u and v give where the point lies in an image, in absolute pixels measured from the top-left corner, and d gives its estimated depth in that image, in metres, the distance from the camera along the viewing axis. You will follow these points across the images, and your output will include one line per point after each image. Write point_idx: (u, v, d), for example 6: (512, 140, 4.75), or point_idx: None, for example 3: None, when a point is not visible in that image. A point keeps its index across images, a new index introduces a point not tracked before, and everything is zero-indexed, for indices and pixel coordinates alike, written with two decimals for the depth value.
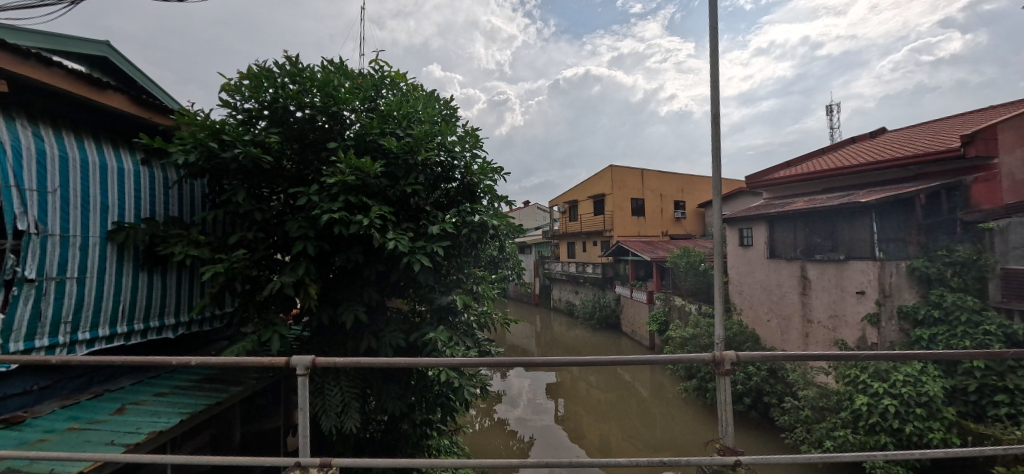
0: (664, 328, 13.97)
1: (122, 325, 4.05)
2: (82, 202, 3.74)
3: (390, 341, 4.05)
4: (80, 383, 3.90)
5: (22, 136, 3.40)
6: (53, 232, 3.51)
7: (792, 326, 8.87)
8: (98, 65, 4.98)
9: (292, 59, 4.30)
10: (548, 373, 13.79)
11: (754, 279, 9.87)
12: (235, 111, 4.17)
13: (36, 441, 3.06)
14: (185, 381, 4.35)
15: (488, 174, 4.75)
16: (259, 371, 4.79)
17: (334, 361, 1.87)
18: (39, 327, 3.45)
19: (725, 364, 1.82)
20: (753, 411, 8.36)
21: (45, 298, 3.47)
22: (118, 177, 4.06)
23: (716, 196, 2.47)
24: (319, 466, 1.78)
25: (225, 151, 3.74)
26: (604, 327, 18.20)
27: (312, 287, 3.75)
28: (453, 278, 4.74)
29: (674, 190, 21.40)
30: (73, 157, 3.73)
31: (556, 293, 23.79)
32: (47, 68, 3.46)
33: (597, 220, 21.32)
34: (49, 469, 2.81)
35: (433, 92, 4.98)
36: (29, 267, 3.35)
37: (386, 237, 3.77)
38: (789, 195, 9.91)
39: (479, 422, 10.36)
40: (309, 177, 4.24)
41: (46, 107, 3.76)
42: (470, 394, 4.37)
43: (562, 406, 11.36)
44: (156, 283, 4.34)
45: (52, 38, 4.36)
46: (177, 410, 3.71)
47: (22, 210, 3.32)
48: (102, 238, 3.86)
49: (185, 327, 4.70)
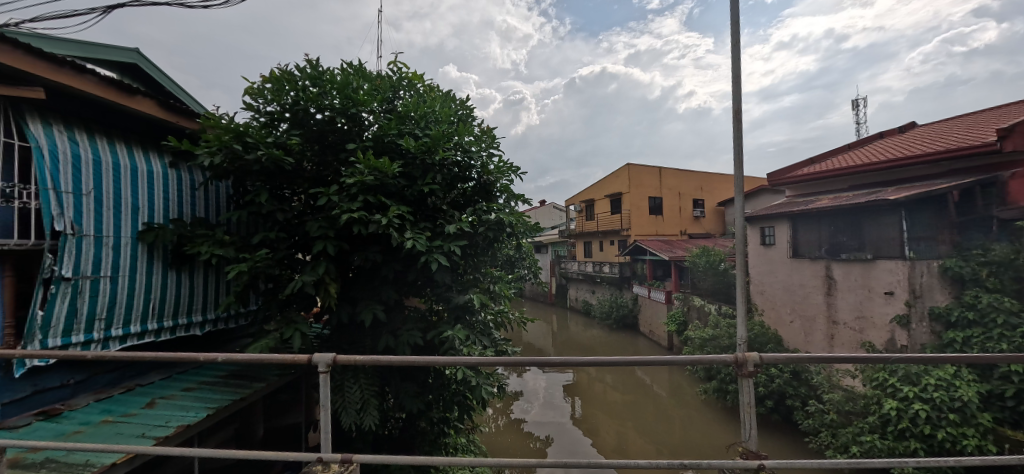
0: (682, 329, 13.76)
1: (151, 322, 4.20)
2: (114, 203, 3.88)
3: (407, 339, 4.09)
4: (113, 378, 4.06)
5: (59, 141, 3.55)
6: (88, 233, 3.66)
7: (816, 328, 8.62)
8: (129, 72, 5.17)
9: (312, 62, 4.39)
10: (564, 373, 13.73)
11: (776, 279, 9.62)
12: (258, 114, 4.28)
13: (73, 432, 3.20)
14: (211, 377, 4.49)
15: (504, 173, 4.76)
16: (281, 368, 4.90)
17: (355, 359, 1.89)
18: (75, 324, 3.60)
19: (748, 366, 1.77)
20: (775, 414, 8.16)
21: (81, 296, 3.61)
22: (148, 179, 4.21)
23: (738, 192, 2.35)
24: (340, 462, 1.81)
25: (248, 154, 3.84)
26: (621, 327, 18.03)
27: (332, 286, 3.82)
28: (470, 277, 4.76)
29: (692, 189, 21.05)
30: (106, 161, 3.88)
31: (572, 293, 23.68)
32: (81, 76, 3.61)
33: (614, 219, 21.13)
34: (85, 459, 2.94)
35: (450, 93, 5.02)
36: (65, 266, 3.49)
37: (404, 237, 3.81)
38: (813, 193, 9.63)
39: (495, 421, 10.38)
40: (328, 178, 4.31)
41: (81, 112, 3.92)
42: (487, 393, 4.39)
43: (579, 406, 11.30)
44: (184, 281, 4.49)
45: (85, 46, 4.53)
46: (204, 405, 3.83)
47: (58, 211, 3.47)
48: (133, 238, 4.01)
49: (210, 325, 4.85)
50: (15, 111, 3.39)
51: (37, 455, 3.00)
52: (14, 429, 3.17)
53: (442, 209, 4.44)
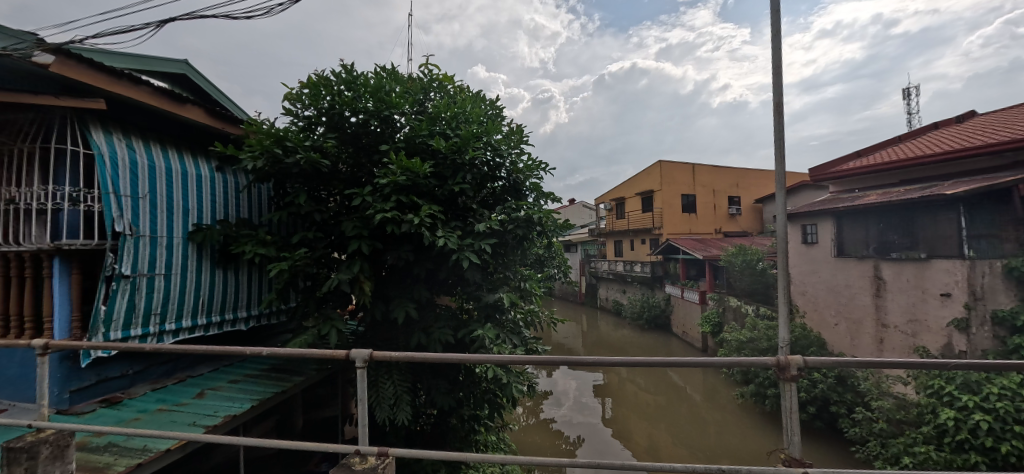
0: (718, 330, 13.33)
1: (200, 317, 4.47)
2: (167, 206, 4.14)
3: (439, 337, 4.16)
4: (167, 369, 4.33)
5: (117, 148, 3.81)
6: (144, 233, 3.91)
7: (864, 330, 8.14)
8: (178, 82, 5.48)
9: (347, 67, 4.53)
10: (595, 373, 13.58)
11: (819, 279, 9.15)
12: (296, 119, 4.46)
13: (132, 419, 3.43)
14: (255, 370, 4.72)
15: (534, 171, 4.77)
16: (318, 363, 5.09)
17: (391, 355, 1.91)
18: (134, 318, 3.86)
19: (791, 370, 1.69)
20: (818, 421, 7.78)
21: (139, 292, 3.87)
22: (197, 182, 4.47)
23: (779, 189, 2.20)
24: (377, 455, 1.85)
25: (288, 157, 4.01)
26: (653, 328, 17.65)
27: (366, 284, 3.93)
28: (500, 276, 4.80)
29: (728, 186, 20.34)
30: (159, 166, 4.14)
31: (602, 292, 23.39)
32: (137, 87, 3.86)
33: (645, 217, 20.71)
34: (143, 445, 3.15)
35: (480, 93, 5.06)
36: (124, 264, 3.74)
37: (435, 235, 3.87)
38: (860, 188, 9.10)
39: (525, 419, 10.41)
40: (363, 179, 4.42)
41: (137, 121, 4.20)
42: (517, 391, 4.41)
43: (609, 407, 11.15)
44: (230, 279, 4.75)
45: (140, 59, 4.84)
46: (248, 396, 4.03)
47: (118, 214, 3.72)
48: (184, 239, 4.26)
49: (254, 320, 5.11)
50: (80, 121, 3.66)
51: (101, 439, 3.24)
52: (81, 415, 3.43)
53: (472, 208, 4.50)
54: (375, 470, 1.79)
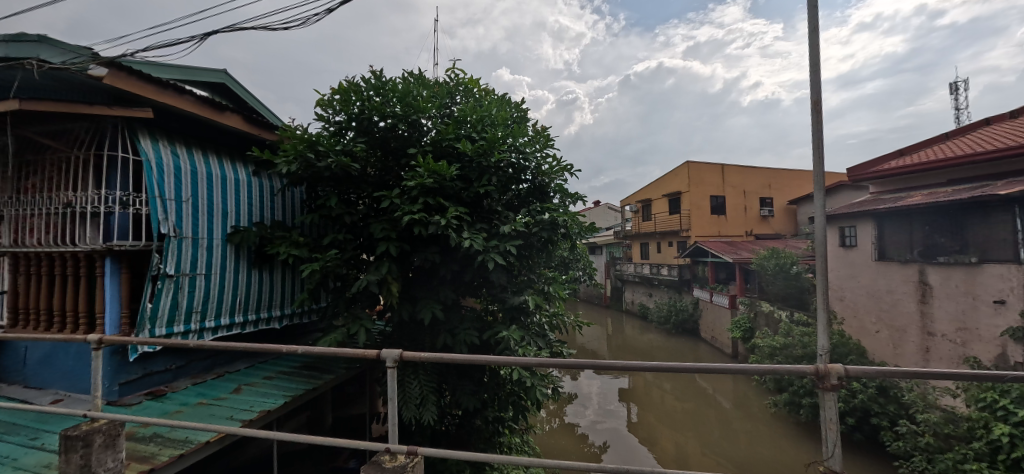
0: (749, 336, 12.90)
1: (238, 315, 4.67)
2: (208, 209, 4.35)
3: (464, 338, 4.20)
4: (206, 365, 4.55)
5: (163, 155, 4.03)
6: (187, 235, 4.12)
7: (908, 338, 7.71)
8: (218, 90, 5.73)
9: (376, 73, 4.65)
10: (620, 378, 13.41)
11: (858, 284, 8.73)
12: (328, 124, 4.60)
13: (174, 412, 3.61)
14: (288, 367, 4.89)
15: (559, 173, 4.76)
16: (347, 361, 5.22)
17: (421, 356, 1.90)
18: (177, 315, 4.06)
19: (831, 379, 1.61)
20: (858, 433, 7.41)
21: (181, 290, 4.07)
22: (235, 186, 4.69)
23: (816, 188, 2.09)
24: (406, 453, 1.87)
25: (320, 161, 4.14)
26: (680, 332, 17.26)
27: (394, 285, 4.00)
28: (524, 278, 4.80)
29: (759, 187, 19.68)
30: (201, 171, 4.36)
31: (628, 296, 23.04)
32: (181, 96, 4.07)
33: (672, 219, 20.29)
34: (185, 437, 3.31)
35: (505, 96, 5.08)
36: (169, 264, 3.94)
37: (461, 237, 3.91)
38: (903, 189, 8.63)
39: (549, 422, 10.36)
40: (390, 182, 4.51)
41: (181, 129, 4.43)
42: (541, 394, 4.40)
43: (635, 412, 10.98)
44: (265, 279, 4.95)
45: (184, 69, 5.09)
46: (281, 392, 4.18)
47: (164, 216, 3.94)
48: (223, 240, 4.47)
49: (287, 319, 5.31)
50: (130, 129, 3.89)
51: (147, 429, 3.42)
52: (129, 407, 3.64)
53: (498, 210, 4.54)
54: (405, 468, 1.81)
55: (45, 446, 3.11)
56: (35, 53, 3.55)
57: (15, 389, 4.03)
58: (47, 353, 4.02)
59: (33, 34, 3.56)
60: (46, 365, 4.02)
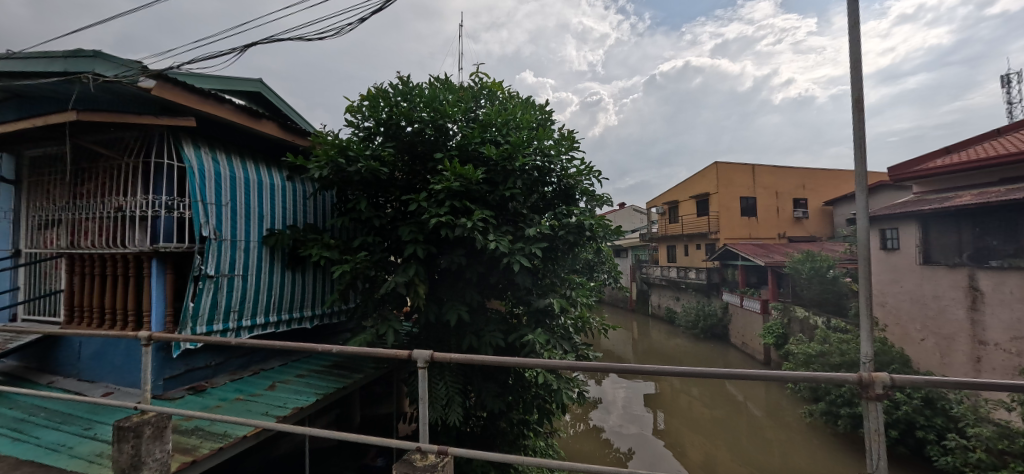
0: (782, 342, 12.46)
1: (272, 314, 4.85)
2: (245, 212, 4.55)
3: (490, 340, 4.24)
4: (243, 362, 4.74)
5: (205, 161, 4.24)
6: (226, 237, 4.31)
7: (956, 347, 7.27)
8: (254, 98, 5.97)
9: (403, 79, 4.75)
10: (646, 383, 13.18)
11: (901, 289, 8.29)
12: (357, 130, 4.73)
13: (214, 406, 3.78)
14: (319, 366, 5.04)
15: (585, 176, 4.76)
16: (376, 361, 5.34)
17: (452, 356, 1.90)
18: (216, 314, 4.25)
19: (876, 388, 1.54)
20: (901, 446, 7.04)
21: (221, 290, 4.26)
22: (271, 191, 4.89)
23: (857, 185, 1.83)
24: (437, 453, 1.89)
25: (350, 166, 4.25)
26: (709, 338, 16.81)
27: (421, 287, 4.07)
28: (549, 281, 4.79)
29: (793, 187, 18.96)
30: (239, 176, 4.56)
31: (654, 299, 22.62)
32: (221, 105, 4.28)
33: (701, 221, 19.82)
34: (224, 431, 3.45)
35: (529, 99, 5.10)
36: (209, 265, 4.14)
37: (487, 239, 3.95)
38: (949, 188, 8.18)
39: (573, 426, 10.29)
40: (417, 186, 4.61)
41: (221, 136, 4.64)
42: (567, 398, 4.38)
43: (662, 418, 10.78)
44: (298, 280, 5.13)
45: (223, 79, 5.33)
46: (313, 390, 4.31)
47: (205, 220, 4.13)
48: (259, 242, 4.65)
49: (318, 319, 5.48)
50: (174, 137, 4.10)
51: (189, 423, 3.59)
52: (172, 400, 3.83)
53: (524, 213, 4.55)
54: (435, 467, 1.84)
55: (98, 436, 3.30)
56: (90, 67, 3.76)
57: (70, 382, 4.31)
58: (99, 348, 4.28)
59: (88, 50, 3.77)
60: (98, 360, 4.28)
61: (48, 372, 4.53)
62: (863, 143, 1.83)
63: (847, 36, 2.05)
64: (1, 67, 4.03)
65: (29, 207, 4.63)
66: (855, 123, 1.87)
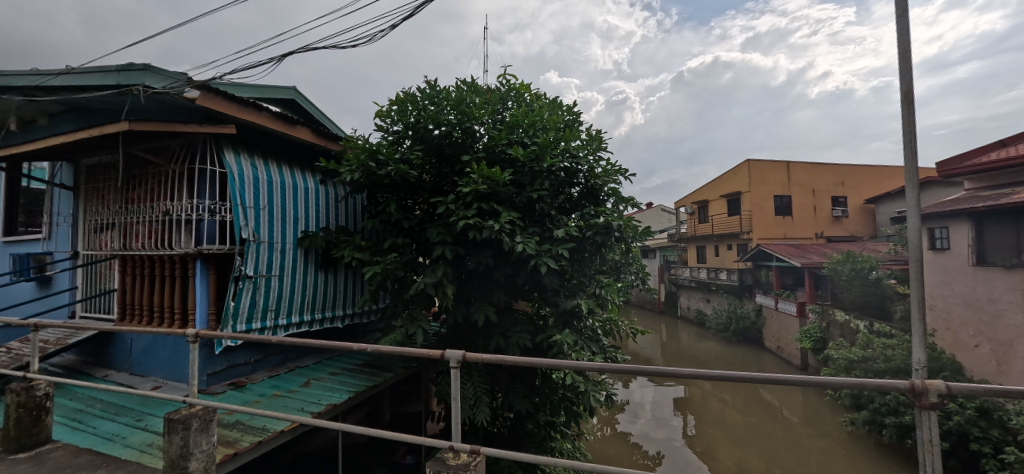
0: (821, 347, 11.93)
1: (307, 313, 5.03)
2: (281, 215, 4.73)
3: (517, 341, 4.26)
4: (280, 359, 4.93)
5: (244, 167, 4.44)
6: (263, 239, 4.50)
7: (1016, 354, 6.75)
8: (289, 106, 6.21)
9: (430, 83, 4.83)
10: (675, 386, 12.91)
11: (952, 292, 7.80)
12: (387, 134, 4.83)
13: (254, 401, 3.95)
14: (351, 364, 5.18)
15: (612, 176, 4.71)
16: (405, 360, 5.44)
17: (484, 357, 1.90)
18: (255, 313, 4.44)
19: (929, 396, 1.46)
20: (953, 460, 6.60)
21: (259, 290, 4.45)
22: (305, 194, 5.07)
23: (907, 181, 1.74)
24: (469, 452, 1.92)
25: (380, 169, 4.34)
26: (741, 341, 16.29)
27: (449, 288, 4.11)
28: (577, 282, 4.76)
29: (831, 185, 18.14)
30: (275, 181, 4.75)
31: (683, 301, 22.11)
32: (259, 112, 4.47)
33: (732, 220, 19.23)
34: (263, 425, 3.60)
35: (556, 99, 5.10)
36: (248, 266, 4.32)
37: (515, 241, 3.96)
38: (1005, 183, 7.67)
39: (600, 429, 10.17)
40: (445, 188, 4.68)
41: (258, 143, 4.85)
42: (595, 401, 4.34)
43: (691, 423, 10.52)
44: (330, 280, 5.29)
45: (261, 88, 5.56)
46: (345, 388, 4.44)
47: (245, 222, 4.32)
48: (294, 244, 4.83)
49: (350, 318, 5.64)
50: (216, 144, 4.31)
51: (231, 416, 3.76)
52: (216, 395, 4.02)
53: (551, 214, 4.55)
54: (467, 467, 1.85)
55: (148, 427, 3.50)
56: (140, 79, 3.99)
57: (123, 375, 4.59)
58: (149, 344, 4.54)
59: (139, 64, 3.99)
60: (148, 355, 4.54)
61: (103, 366, 4.84)
62: (913, 136, 1.74)
63: (894, 26, 1.95)
64: (60, 82, 4.32)
65: (86, 211, 4.96)
66: (905, 117, 1.78)
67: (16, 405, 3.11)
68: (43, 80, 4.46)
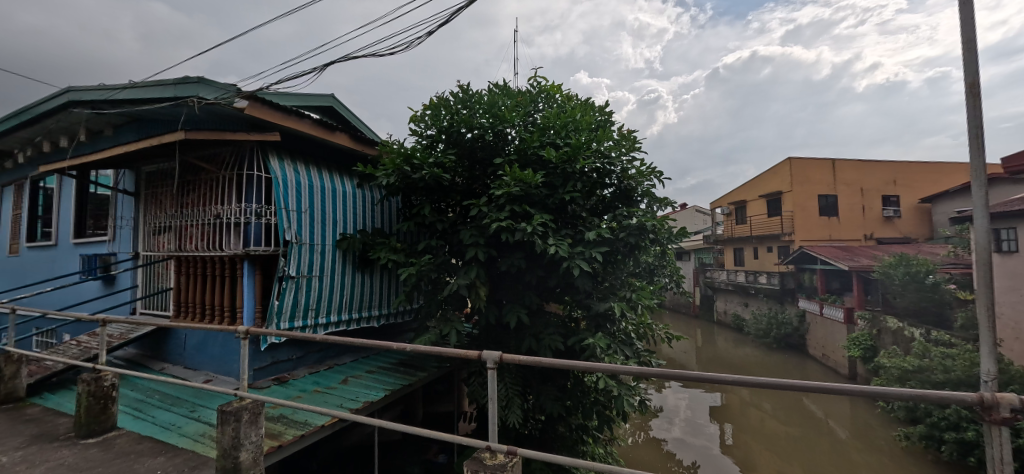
0: (871, 356, 11.28)
1: (345, 313, 5.21)
2: (322, 218, 4.93)
3: (550, 343, 4.26)
4: (319, 356, 5.13)
5: (287, 172, 4.66)
6: (305, 241, 4.69)
7: None
8: (327, 113, 6.45)
9: (463, 87, 4.91)
10: (712, 393, 12.49)
11: (1021, 298, 7.17)
12: (421, 138, 4.95)
13: (296, 396, 4.13)
14: (387, 363, 5.32)
15: (647, 177, 4.64)
16: (439, 360, 5.54)
17: (521, 359, 1.90)
18: (296, 311, 4.64)
19: (1000, 411, 1.35)
20: None
21: (301, 289, 4.65)
22: (344, 198, 5.25)
23: (974, 178, 1.62)
24: (505, 453, 1.93)
25: (415, 173, 4.44)
26: (782, 347, 15.60)
27: (481, 289, 4.16)
28: (609, 284, 4.71)
29: (882, 183, 17.08)
30: (315, 185, 4.96)
31: (720, 305, 21.38)
32: (301, 120, 4.67)
33: (772, 221, 18.44)
34: (305, 420, 3.76)
35: (588, 100, 5.07)
36: (291, 266, 4.52)
37: (547, 243, 3.96)
38: None
39: (633, 435, 10.00)
40: (477, 190, 4.75)
41: (300, 149, 5.07)
42: (628, 405, 4.27)
43: (728, 432, 10.16)
44: (367, 281, 5.46)
45: (301, 96, 5.81)
46: (381, 386, 4.57)
47: (288, 225, 4.53)
48: (333, 246, 5.01)
49: (385, 318, 5.80)
50: (262, 151, 4.55)
51: (276, 410, 3.95)
52: (261, 389, 4.24)
53: (583, 216, 4.52)
54: (505, 467, 1.87)
55: (201, 418, 3.72)
56: (195, 91, 4.26)
57: (178, 369, 4.90)
58: (201, 339, 4.82)
59: (193, 77, 4.28)
60: (200, 350, 4.83)
61: (160, 360, 5.18)
62: (980, 130, 1.62)
63: (959, 12, 1.82)
64: (124, 95, 4.68)
65: (146, 215, 5.34)
66: (970, 110, 1.67)
67: (87, 394, 3.36)
68: (109, 94, 4.83)
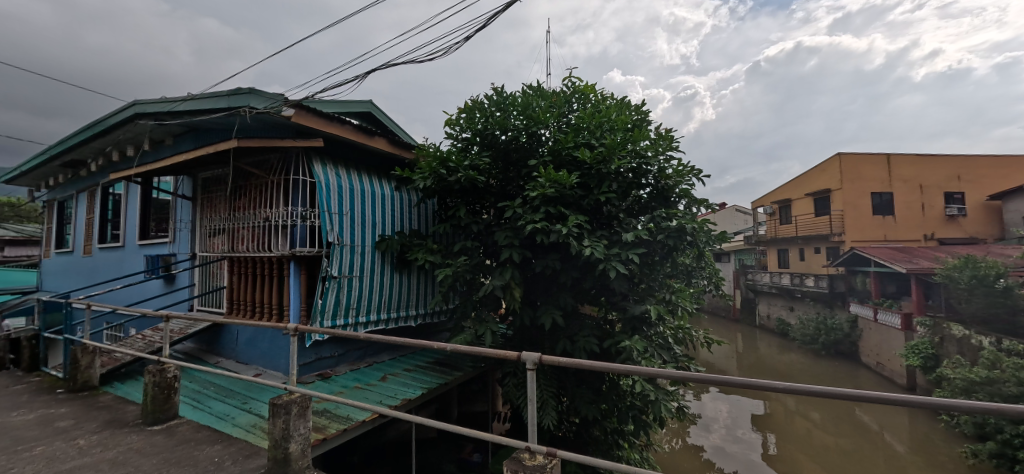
0: (933, 366, 10.47)
1: (383, 312, 5.37)
2: (362, 220, 5.10)
3: (585, 345, 4.23)
4: (360, 354, 5.32)
5: (330, 176, 4.86)
6: (346, 243, 4.88)
7: None
8: (366, 118, 6.67)
9: (497, 89, 4.95)
10: (754, 401, 12.00)
11: None
12: (456, 141, 5.03)
13: (339, 392, 4.30)
14: (423, 362, 5.44)
15: (685, 177, 4.53)
16: (473, 360, 5.61)
17: (559, 360, 1.89)
18: (339, 310, 4.83)
19: None
20: None
21: (343, 288, 4.84)
22: (382, 200, 5.42)
23: None
24: (545, 454, 1.94)
25: (450, 176, 4.52)
26: (832, 355, 14.74)
27: (516, 290, 4.18)
28: (645, 287, 4.62)
29: (944, 179, 15.85)
30: (356, 188, 5.14)
31: (763, 309, 20.47)
32: (342, 125, 4.86)
33: (819, 221, 17.48)
34: (347, 415, 3.91)
35: (624, 99, 5.01)
36: (333, 266, 4.72)
37: (582, 244, 3.93)
38: None
39: (669, 442, 9.76)
40: (511, 192, 4.78)
41: (341, 153, 5.27)
42: (666, 411, 4.17)
43: (772, 441, 9.74)
44: (405, 281, 5.61)
45: (341, 102, 6.03)
46: (418, 384, 4.68)
47: (330, 227, 4.72)
48: (372, 247, 5.18)
49: (422, 318, 5.93)
50: (307, 156, 4.77)
51: (321, 405, 4.14)
52: (307, 384, 4.44)
53: (619, 217, 4.46)
54: (544, 467, 1.88)
55: (252, 411, 3.94)
56: (247, 101, 4.51)
57: (231, 363, 5.21)
58: (252, 335, 5.10)
59: (245, 88, 4.52)
60: (251, 345, 5.11)
61: (215, 354, 5.52)
62: None
63: None
64: (184, 107, 5.02)
65: (202, 218, 5.71)
66: None
67: (152, 384, 3.62)
68: (170, 106, 5.20)
